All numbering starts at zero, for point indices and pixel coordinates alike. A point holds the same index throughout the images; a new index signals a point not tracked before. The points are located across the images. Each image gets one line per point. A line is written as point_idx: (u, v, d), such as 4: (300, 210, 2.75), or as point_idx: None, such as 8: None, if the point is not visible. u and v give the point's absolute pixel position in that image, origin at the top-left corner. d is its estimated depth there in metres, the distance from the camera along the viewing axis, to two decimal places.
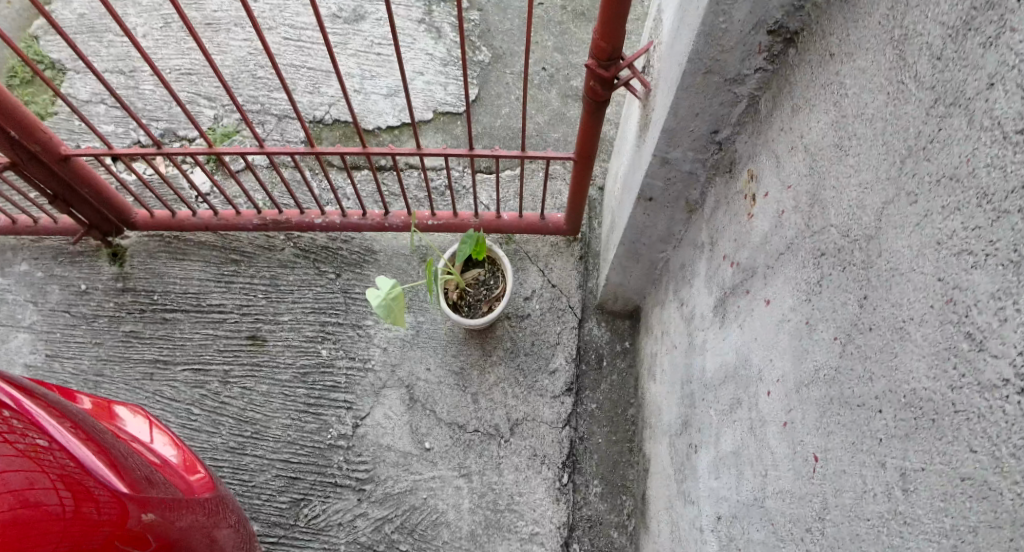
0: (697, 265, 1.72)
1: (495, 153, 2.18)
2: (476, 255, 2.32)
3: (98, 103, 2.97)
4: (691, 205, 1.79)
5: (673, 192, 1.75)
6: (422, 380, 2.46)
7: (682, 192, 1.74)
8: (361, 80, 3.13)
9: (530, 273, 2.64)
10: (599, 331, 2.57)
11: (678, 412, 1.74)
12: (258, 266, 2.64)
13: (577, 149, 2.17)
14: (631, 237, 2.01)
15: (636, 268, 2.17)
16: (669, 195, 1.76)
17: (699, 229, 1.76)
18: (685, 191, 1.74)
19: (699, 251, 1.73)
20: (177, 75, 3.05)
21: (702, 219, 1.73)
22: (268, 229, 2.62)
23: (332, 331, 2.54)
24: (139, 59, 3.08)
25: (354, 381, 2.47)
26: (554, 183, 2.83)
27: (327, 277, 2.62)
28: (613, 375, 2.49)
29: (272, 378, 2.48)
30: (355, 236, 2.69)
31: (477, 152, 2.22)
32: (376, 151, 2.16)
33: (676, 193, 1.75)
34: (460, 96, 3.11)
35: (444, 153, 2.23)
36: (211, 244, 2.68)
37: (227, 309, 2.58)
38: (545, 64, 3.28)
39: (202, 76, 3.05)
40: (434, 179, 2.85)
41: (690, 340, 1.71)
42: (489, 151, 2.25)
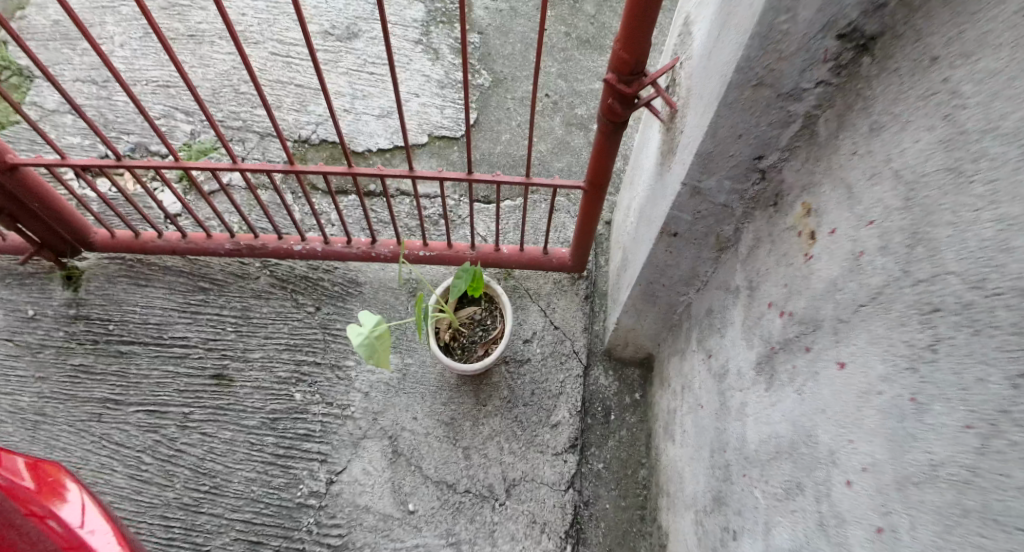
0: (732, 315, 1.48)
1: (497, 178, 1.94)
2: (472, 292, 2.08)
3: (66, 116, 2.76)
4: (723, 243, 1.55)
5: (703, 228, 1.52)
6: (407, 431, 2.20)
7: (711, 229, 1.52)
8: (351, 100, 2.93)
9: (530, 313, 2.40)
10: (605, 382, 2.31)
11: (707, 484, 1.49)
12: (228, 295, 2.40)
13: (588, 176, 1.95)
14: (647, 278, 1.78)
15: (651, 312, 1.94)
16: (697, 231, 1.54)
17: (730, 272, 1.53)
18: (715, 228, 1.52)
19: (732, 296, 1.50)
20: (153, 86, 2.86)
21: (737, 259, 1.50)
22: (241, 255, 2.38)
23: (307, 372, 2.28)
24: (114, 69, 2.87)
25: (330, 429, 2.20)
26: (559, 216, 2.62)
27: (305, 310, 2.38)
28: (622, 430, 2.23)
29: (237, 424, 2.19)
30: (338, 266, 2.47)
31: (476, 176, 1.98)
32: (363, 171, 1.93)
33: (705, 229, 1.52)
34: (457, 120, 2.91)
35: (438, 176, 1.97)
36: (177, 270, 2.44)
37: (191, 343, 2.31)
38: (549, 90, 3.10)
39: (180, 90, 2.86)
40: (427, 207, 2.64)
41: (721, 402, 1.47)
42: (489, 176, 2.01)
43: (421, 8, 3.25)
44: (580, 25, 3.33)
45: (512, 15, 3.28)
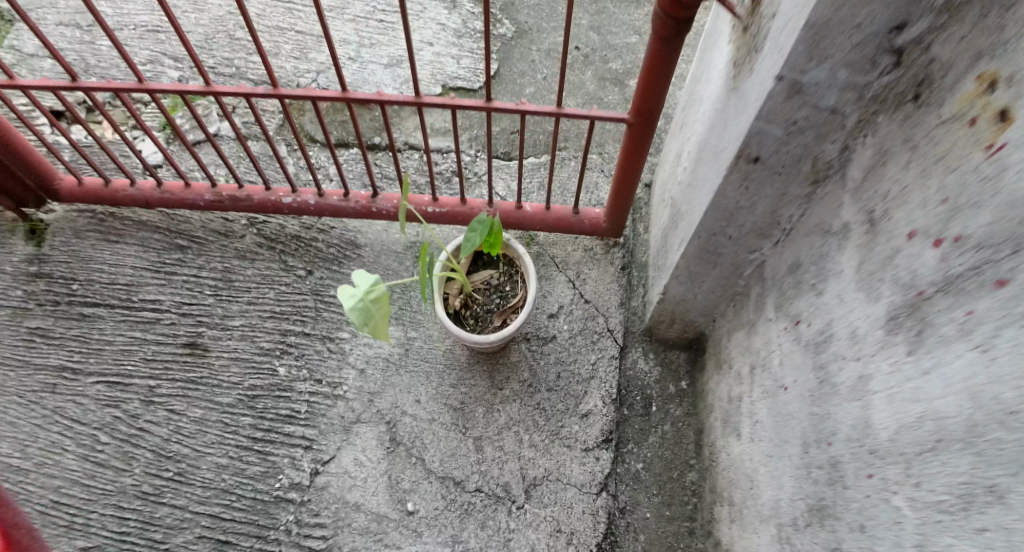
0: (840, 265, 1.07)
1: (522, 108, 1.56)
2: (489, 248, 1.73)
3: (44, 61, 2.48)
4: (820, 170, 1.15)
5: (797, 148, 1.12)
6: (408, 417, 1.85)
7: (808, 148, 1.12)
8: (357, 47, 2.60)
9: (556, 284, 2.03)
10: (645, 366, 1.92)
11: (800, 490, 1.13)
12: (208, 254, 2.08)
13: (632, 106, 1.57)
14: (711, 229, 1.38)
15: (709, 276, 1.54)
16: (788, 153, 1.14)
17: (833, 209, 1.13)
18: (814, 146, 1.12)
19: (836, 239, 1.10)
20: (142, 31, 2.60)
21: (844, 187, 1.10)
22: (223, 207, 2.06)
23: (294, 343, 1.95)
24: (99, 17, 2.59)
25: (317, 411, 1.86)
26: (591, 176, 2.25)
27: (295, 273, 2.06)
28: (665, 425, 1.84)
29: (208, 401, 1.86)
30: (335, 225, 2.15)
31: (495, 105, 1.60)
32: (359, 93, 1.55)
33: (802, 146, 1.12)
34: (475, 71, 2.57)
35: (450, 103, 1.59)
36: (152, 225, 2.12)
37: (162, 307, 1.99)
38: (579, 41, 2.71)
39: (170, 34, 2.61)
40: (439, 163, 2.31)
41: (820, 379, 1.09)
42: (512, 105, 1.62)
43: None
44: None
45: None
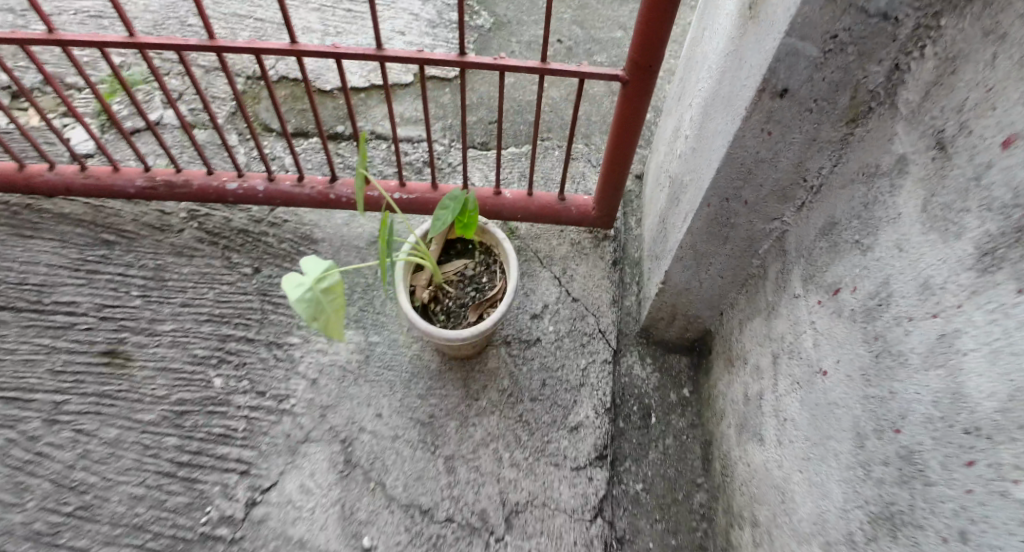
0: (897, 206, 0.84)
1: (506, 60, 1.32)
2: (464, 231, 1.50)
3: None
4: (861, 101, 0.92)
5: (836, 73, 0.90)
6: (367, 434, 1.57)
7: (849, 72, 0.90)
8: (322, 35, 2.40)
9: (540, 281, 1.79)
10: (643, 372, 1.67)
11: (851, 502, 0.88)
12: (138, 250, 1.80)
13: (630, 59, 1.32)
14: (723, 190, 1.16)
15: (719, 256, 1.32)
16: (825, 80, 0.91)
17: (880, 146, 0.90)
18: (857, 68, 0.89)
19: (887, 179, 0.87)
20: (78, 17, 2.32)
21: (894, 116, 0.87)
22: (157, 195, 1.79)
23: (234, 351, 1.67)
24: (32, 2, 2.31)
25: (258, 429, 1.57)
26: (575, 165, 2.06)
27: (238, 271, 1.78)
28: (667, 439, 1.58)
29: (125, 419, 1.57)
30: (290, 218, 1.89)
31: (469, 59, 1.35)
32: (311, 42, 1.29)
33: (843, 66, 0.89)
34: (450, 60, 2.38)
35: (420, 56, 1.33)
36: (76, 218, 1.83)
37: (79, 310, 1.70)
38: (562, 35, 2.55)
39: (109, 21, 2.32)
40: (408, 153, 2.10)
41: (873, 356, 0.86)
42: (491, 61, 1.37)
43: None
44: None
45: None
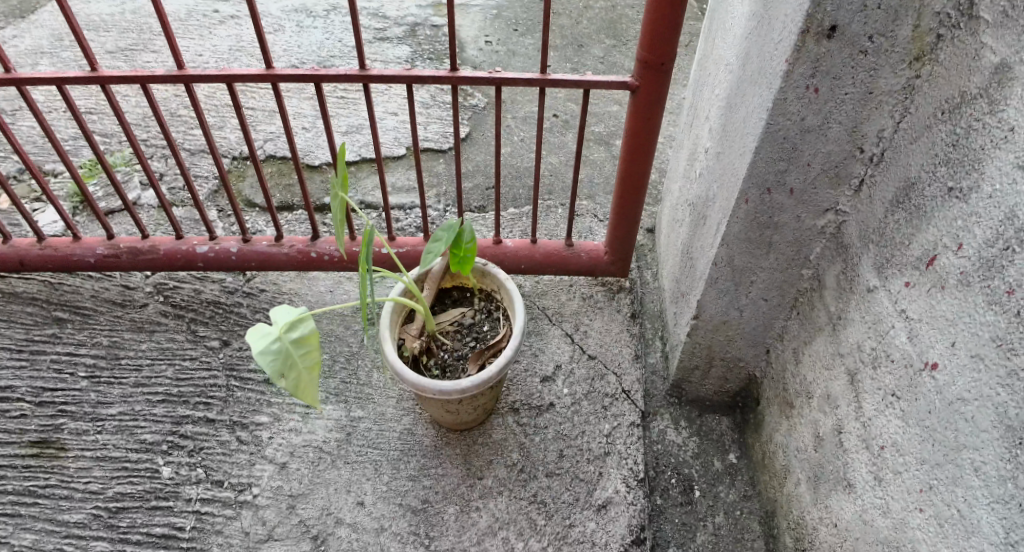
0: (1010, 119, 0.64)
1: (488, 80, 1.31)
2: (460, 267, 1.33)
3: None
4: (926, 29, 0.77)
5: None
6: (343, 527, 1.26)
7: None
8: (314, 119, 2.37)
9: (550, 339, 1.55)
10: (678, 438, 1.38)
11: (1015, 534, 0.59)
12: (93, 327, 1.58)
13: (639, 60, 1.27)
14: (764, 177, 0.98)
15: (763, 268, 1.10)
16: (880, 6, 0.76)
17: (965, 68, 0.72)
18: None
19: (991, 97, 0.68)
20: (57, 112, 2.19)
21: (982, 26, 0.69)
22: (121, 265, 1.62)
23: (188, 435, 1.39)
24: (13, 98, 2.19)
25: (209, 527, 1.27)
26: (582, 220, 1.99)
27: (204, 345, 1.55)
28: (717, 517, 1.26)
29: (47, 522, 1.28)
30: (267, 287, 1.70)
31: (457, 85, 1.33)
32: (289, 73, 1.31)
33: None
34: (445, 134, 2.33)
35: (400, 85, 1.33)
36: (29, 296, 1.63)
37: (14, 395, 1.45)
38: (556, 109, 2.47)
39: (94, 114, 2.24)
40: (400, 220, 2.06)
41: (1011, 318, 0.61)
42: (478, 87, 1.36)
43: (407, 48, 2.83)
44: (588, 62, 2.79)
45: (509, 53, 2.84)
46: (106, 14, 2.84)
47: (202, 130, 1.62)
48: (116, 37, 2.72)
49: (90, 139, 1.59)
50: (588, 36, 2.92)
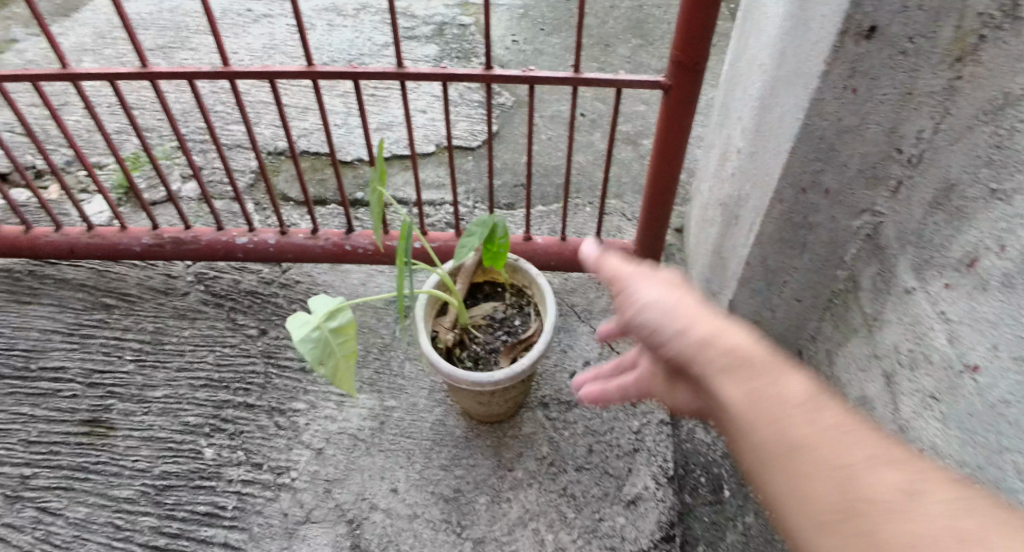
0: None
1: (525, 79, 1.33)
2: (494, 262, 1.36)
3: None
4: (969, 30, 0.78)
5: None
6: (378, 513, 1.30)
7: None
8: (346, 116, 2.42)
9: (579, 336, 1.58)
10: (707, 437, 1.40)
11: None
12: (138, 313, 1.64)
13: (672, 59, 1.29)
14: (799, 177, 1.00)
15: (796, 268, 1.12)
16: (921, 7, 0.78)
17: (1008, 70, 0.74)
18: None
19: None
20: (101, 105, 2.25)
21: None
22: (163, 255, 1.67)
23: (229, 418, 1.44)
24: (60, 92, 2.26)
25: (249, 508, 1.31)
26: (610, 219, 2.01)
27: (243, 333, 1.60)
28: (747, 517, 1.28)
29: (98, 496, 1.34)
30: (303, 278, 1.74)
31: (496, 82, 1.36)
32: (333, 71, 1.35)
33: None
34: (475, 131, 2.36)
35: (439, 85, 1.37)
36: (78, 282, 1.70)
37: (66, 376, 1.52)
38: (584, 109, 2.49)
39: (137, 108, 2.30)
40: (431, 215, 2.10)
41: None
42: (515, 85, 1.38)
43: (435, 46, 2.87)
44: (614, 62, 2.80)
45: (536, 52, 2.86)
46: (145, 12, 2.92)
47: (245, 125, 1.67)
48: (155, 35, 2.80)
49: (139, 134, 1.64)
50: (615, 36, 2.93)
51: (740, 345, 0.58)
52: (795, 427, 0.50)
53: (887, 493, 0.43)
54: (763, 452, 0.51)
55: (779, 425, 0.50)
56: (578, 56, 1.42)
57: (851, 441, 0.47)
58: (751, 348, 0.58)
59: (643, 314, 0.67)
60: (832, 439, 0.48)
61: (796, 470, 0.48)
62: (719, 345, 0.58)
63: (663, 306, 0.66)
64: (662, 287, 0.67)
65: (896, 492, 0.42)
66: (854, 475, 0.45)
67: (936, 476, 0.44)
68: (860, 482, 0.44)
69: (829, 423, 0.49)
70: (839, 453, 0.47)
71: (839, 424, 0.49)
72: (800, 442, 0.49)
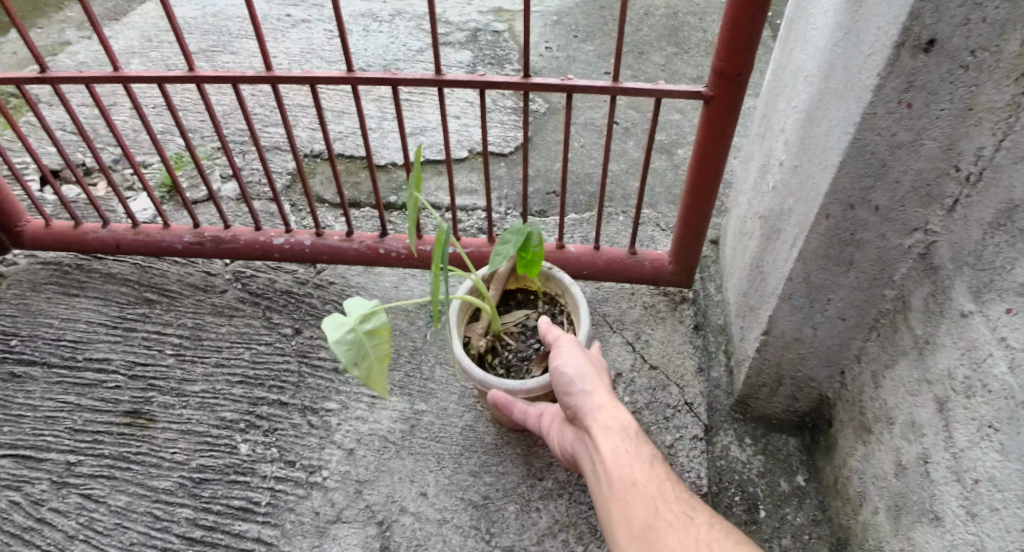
0: None
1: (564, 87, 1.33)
2: (528, 269, 1.36)
3: (47, 106, 2.23)
4: None
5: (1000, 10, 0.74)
6: (408, 517, 1.30)
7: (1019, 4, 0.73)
8: (381, 119, 2.45)
9: (612, 346, 1.56)
10: (742, 454, 1.37)
11: None
12: (179, 308, 1.67)
13: (714, 69, 1.27)
14: (848, 193, 0.98)
15: (842, 285, 1.10)
16: (985, 20, 0.76)
17: None
18: None
19: None
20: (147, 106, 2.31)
21: None
22: (203, 253, 1.71)
23: (264, 415, 1.46)
24: (109, 92, 2.33)
25: (282, 505, 1.33)
26: (644, 229, 2.00)
27: (279, 332, 1.62)
28: (783, 539, 1.25)
29: (139, 486, 1.37)
30: (337, 280, 1.76)
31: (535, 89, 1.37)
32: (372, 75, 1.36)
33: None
34: (508, 138, 2.37)
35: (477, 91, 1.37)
36: (123, 277, 1.74)
37: (109, 367, 1.56)
38: (618, 117, 2.48)
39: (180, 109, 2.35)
40: (463, 220, 2.11)
41: None
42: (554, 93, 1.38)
43: (469, 52, 2.89)
44: (649, 70, 2.78)
45: (569, 59, 2.86)
46: (189, 16, 3.00)
47: (285, 128, 1.69)
48: (198, 39, 2.87)
49: (184, 134, 1.67)
50: (649, 44, 2.91)
51: (616, 415, 1.06)
52: (630, 477, 0.94)
53: (678, 527, 0.84)
54: (620, 489, 0.93)
55: (625, 474, 0.94)
56: (619, 65, 1.41)
57: (661, 490, 0.91)
58: (624, 420, 1.05)
59: (562, 378, 1.14)
60: (653, 487, 0.91)
61: (629, 504, 0.90)
62: (605, 412, 1.06)
63: (577, 376, 1.13)
64: (580, 368, 1.14)
65: (682, 527, 0.83)
66: (662, 514, 0.86)
67: (710, 520, 0.85)
68: (663, 519, 0.85)
69: (654, 478, 0.93)
70: (655, 496, 0.90)
71: (659, 478, 0.93)
72: (636, 486, 0.92)
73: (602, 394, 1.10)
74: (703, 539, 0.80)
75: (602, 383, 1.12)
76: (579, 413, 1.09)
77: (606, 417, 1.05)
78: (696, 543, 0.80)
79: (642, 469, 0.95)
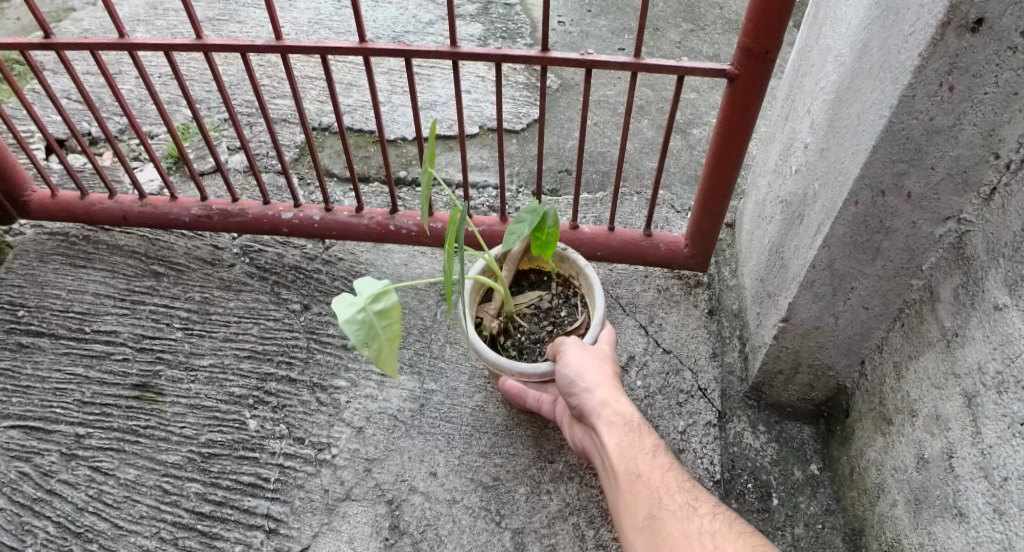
0: None
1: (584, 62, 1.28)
2: (542, 250, 1.33)
3: (52, 74, 2.19)
4: None
5: None
6: (419, 497, 1.30)
7: None
8: (390, 93, 2.40)
9: (624, 330, 1.54)
10: (756, 442, 1.36)
11: None
12: (187, 282, 1.66)
13: (741, 47, 1.23)
14: (880, 179, 0.95)
15: (867, 274, 1.07)
16: None
17: None
18: None
19: None
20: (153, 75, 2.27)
21: None
22: (211, 226, 1.68)
23: (273, 391, 1.45)
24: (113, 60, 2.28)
25: (292, 481, 1.33)
26: (658, 211, 1.96)
27: (288, 307, 1.61)
28: (796, 528, 1.24)
29: (147, 460, 1.37)
30: (347, 256, 1.74)
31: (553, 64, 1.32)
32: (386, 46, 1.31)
33: None
34: (521, 114, 2.32)
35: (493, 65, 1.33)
36: (130, 249, 1.72)
37: (117, 340, 1.55)
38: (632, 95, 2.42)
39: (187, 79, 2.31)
40: (474, 198, 2.08)
41: None
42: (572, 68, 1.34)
43: (481, 25, 2.82)
44: (664, 47, 2.71)
45: (583, 34, 2.79)
46: None
47: (295, 100, 1.65)
48: (205, 7, 2.81)
49: (192, 104, 1.63)
50: (665, 19, 2.83)
51: (618, 408, 1.06)
52: (637, 471, 0.96)
53: (682, 517, 0.86)
54: (629, 486, 0.94)
55: (629, 466, 0.97)
56: (641, 41, 1.36)
57: (665, 480, 0.93)
58: (627, 412, 1.05)
59: (565, 378, 1.12)
60: (657, 479, 0.94)
61: (635, 495, 0.93)
62: (609, 407, 1.06)
63: (580, 374, 1.11)
64: (582, 364, 1.12)
65: (686, 517, 0.86)
66: (666, 504, 0.89)
67: (713, 510, 0.88)
68: (668, 512, 0.87)
69: (657, 467, 0.95)
70: (659, 487, 0.92)
71: (663, 467, 0.96)
72: (640, 477, 0.94)
73: (606, 387, 1.09)
74: (707, 531, 0.83)
75: (604, 373, 1.12)
76: (582, 407, 1.09)
77: (609, 410, 1.05)
78: (700, 535, 0.83)
79: (649, 464, 0.96)
